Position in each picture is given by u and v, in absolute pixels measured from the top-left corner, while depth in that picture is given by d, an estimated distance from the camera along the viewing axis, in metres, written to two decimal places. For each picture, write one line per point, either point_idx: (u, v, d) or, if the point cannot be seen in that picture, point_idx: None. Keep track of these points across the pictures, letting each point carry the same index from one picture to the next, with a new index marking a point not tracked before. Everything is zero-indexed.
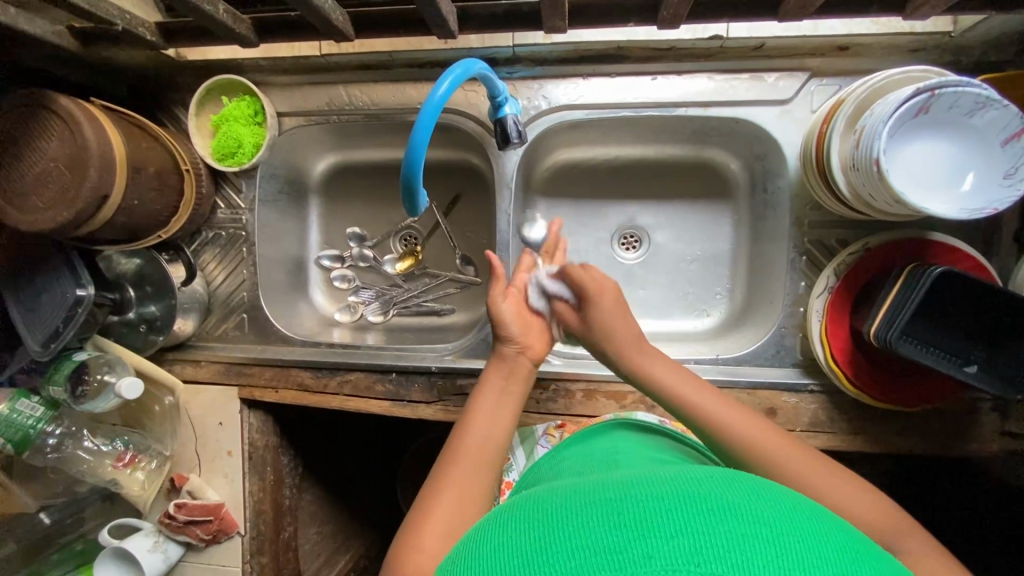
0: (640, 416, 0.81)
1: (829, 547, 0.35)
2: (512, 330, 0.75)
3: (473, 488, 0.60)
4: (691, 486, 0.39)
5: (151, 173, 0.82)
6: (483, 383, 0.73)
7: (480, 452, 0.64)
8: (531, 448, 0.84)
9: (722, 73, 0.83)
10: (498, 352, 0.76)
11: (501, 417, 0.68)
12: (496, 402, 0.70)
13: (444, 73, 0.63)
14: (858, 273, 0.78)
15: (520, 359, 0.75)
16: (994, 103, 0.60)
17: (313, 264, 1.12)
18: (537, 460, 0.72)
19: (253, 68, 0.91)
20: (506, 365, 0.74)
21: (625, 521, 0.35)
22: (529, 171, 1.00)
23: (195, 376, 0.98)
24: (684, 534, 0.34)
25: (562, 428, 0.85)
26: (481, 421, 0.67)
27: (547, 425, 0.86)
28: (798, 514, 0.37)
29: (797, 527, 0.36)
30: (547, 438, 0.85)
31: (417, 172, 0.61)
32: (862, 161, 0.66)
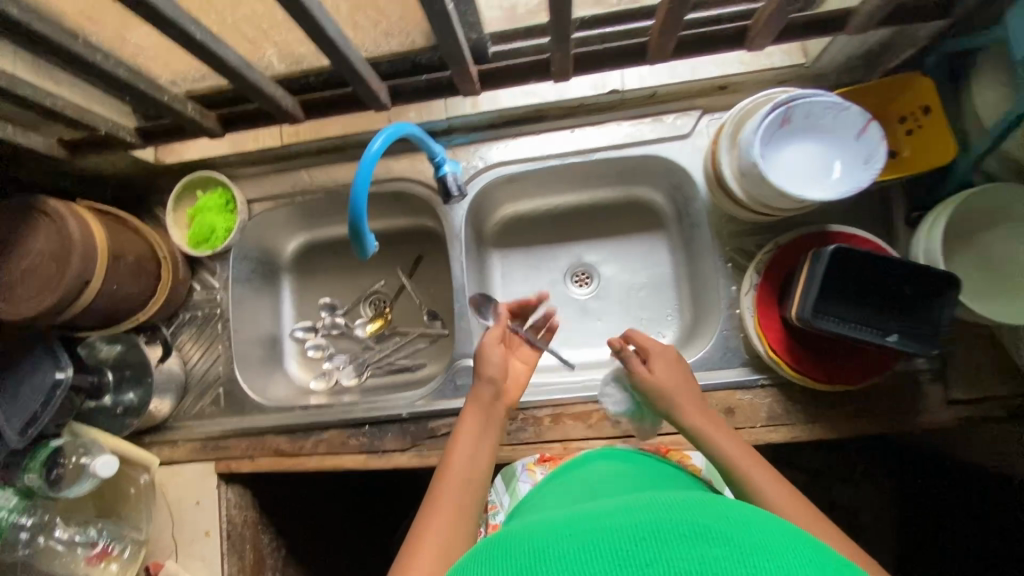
0: (617, 444, 0.83)
1: (796, 559, 0.38)
2: (488, 377, 0.80)
3: (449, 541, 0.61)
4: (669, 513, 0.43)
5: (130, 260, 0.90)
6: (460, 425, 0.76)
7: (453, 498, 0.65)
8: (513, 486, 0.84)
9: (629, 119, 0.97)
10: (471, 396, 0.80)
11: (474, 464, 0.70)
12: (475, 442, 0.73)
13: (377, 133, 0.73)
14: (775, 268, 0.86)
15: (491, 402, 0.79)
16: (839, 106, 0.72)
17: (288, 337, 1.18)
18: (524, 501, 0.73)
19: (224, 164, 1.04)
20: (477, 411, 0.77)
21: (605, 549, 0.40)
22: (479, 225, 1.11)
23: (172, 457, 0.99)
24: (659, 558, 0.38)
25: (542, 463, 0.85)
26: (454, 471, 0.69)
27: (527, 461, 0.86)
28: (770, 535, 0.41)
29: (770, 545, 0.39)
30: (527, 473, 0.84)
31: (362, 217, 0.70)
32: (747, 166, 0.77)
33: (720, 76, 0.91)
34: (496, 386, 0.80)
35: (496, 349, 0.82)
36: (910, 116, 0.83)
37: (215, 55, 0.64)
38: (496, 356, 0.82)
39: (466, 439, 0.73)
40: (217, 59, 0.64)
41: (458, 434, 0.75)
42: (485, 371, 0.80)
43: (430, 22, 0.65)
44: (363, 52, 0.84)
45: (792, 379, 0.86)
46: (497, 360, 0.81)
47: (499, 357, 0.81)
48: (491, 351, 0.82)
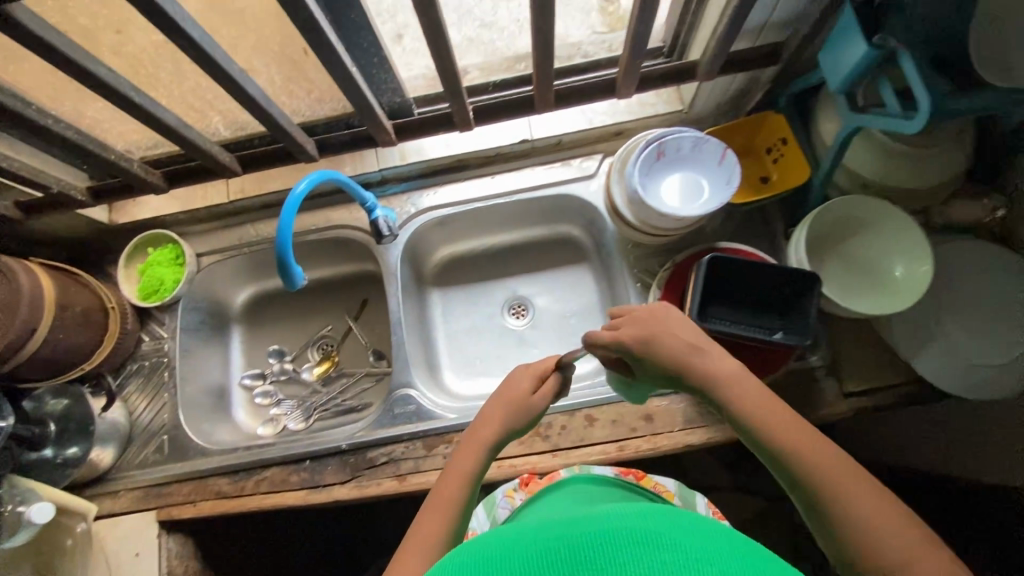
0: (592, 467, 0.89)
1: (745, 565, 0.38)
2: (500, 422, 0.72)
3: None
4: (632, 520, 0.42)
5: (77, 311, 0.95)
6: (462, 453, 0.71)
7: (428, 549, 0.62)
8: (493, 513, 0.88)
9: (541, 164, 1.10)
10: (473, 434, 0.73)
11: (457, 511, 0.66)
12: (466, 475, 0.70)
13: (301, 179, 0.83)
14: (675, 282, 0.96)
15: (489, 447, 0.72)
16: (699, 139, 0.85)
17: (236, 386, 1.21)
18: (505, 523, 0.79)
19: (175, 222, 1.12)
20: (479, 452, 0.71)
21: (562, 561, 0.40)
22: (417, 267, 1.20)
23: (113, 508, 0.99)
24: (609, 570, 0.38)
25: (521, 488, 0.89)
26: (433, 521, 0.65)
27: (507, 486, 0.90)
28: (727, 543, 0.41)
29: (721, 552, 0.39)
30: (506, 498, 0.89)
31: (288, 251, 0.78)
32: (632, 193, 0.88)
33: (613, 124, 1.05)
34: (505, 432, 0.72)
35: (530, 399, 0.73)
36: (773, 147, 0.97)
37: (153, 117, 0.75)
38: (524, 403, 0.73)
39: (455, 485, 0.68)
40: (155, 118, 0.75)
41: (450, 477, 0.70)
42: (504, 417, 0.72)
43: (340, 83, 0.77)
44: (299, 117, 0.97)
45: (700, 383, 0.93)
46: (529, 410, 0.73)
47: (533, 409, 0.73)
48: (528, 399, 0.73)
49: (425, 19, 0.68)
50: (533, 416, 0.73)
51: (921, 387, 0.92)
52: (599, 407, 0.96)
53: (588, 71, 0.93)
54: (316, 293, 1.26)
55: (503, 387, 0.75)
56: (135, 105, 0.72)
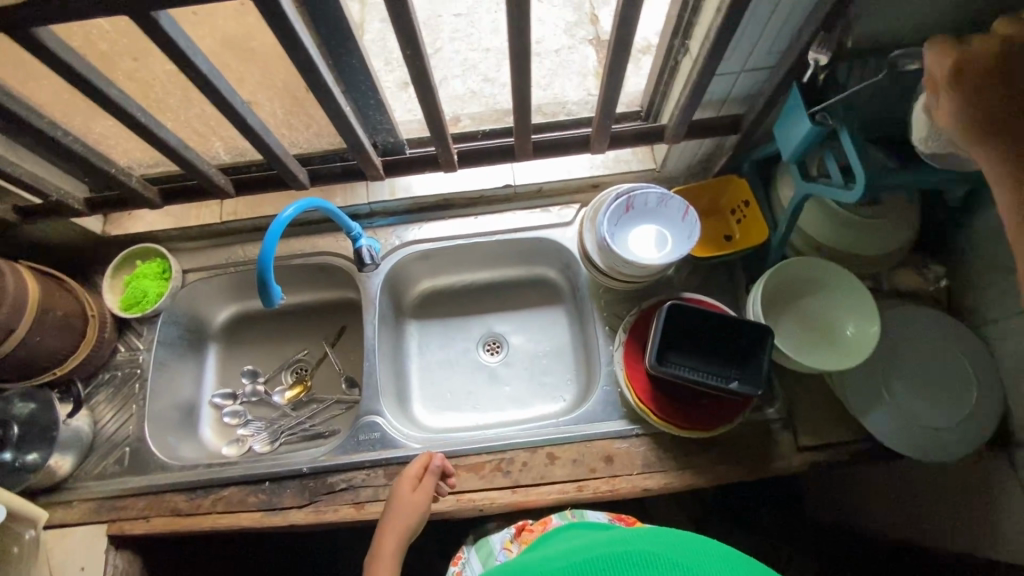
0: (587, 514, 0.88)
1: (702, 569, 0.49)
2: (400, 524, 0.85)
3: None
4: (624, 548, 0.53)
5: (58, 315, 0.97)
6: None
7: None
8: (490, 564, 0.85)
9: (522, 209, 1.17)
10: (384, 538, 0.84)
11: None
12: None
13: (292, 205, 0.88)
14: (641, 329, 1.00)
15: (400, 548, 0.83)
16: (664, 195, 0.92)
17: (206, 404, 1.21)
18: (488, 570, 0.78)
19: (166, 238, 1.16)
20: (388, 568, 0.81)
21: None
22: (396, 298, 1.24)
23: (64, 519, 0.98)
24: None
25: (518, 538, 0.87)
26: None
27: (505, 537, 0.88)
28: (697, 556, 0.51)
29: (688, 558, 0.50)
30: (505, 551, 0.86)
31: (268, 272, 0.81)
32: (602, 240, 0.93)
33: (591, 176, 1.12)
34: (406, 532, 0.85)
35: (415, 498, 0.88)
36: (737, 208, 1.04)
37: (157, 136, 0.80)
38: (411, 503, 0.87)
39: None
40: (157, 137, 0.80)
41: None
42: (398, 520, 0.86)
43: (333, 119, 0.83)
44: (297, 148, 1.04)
45: (660, 427, 0.95)
46: (415, 506, 0.87)
47: (419, 505, 0.87)
48: (409, 500, 0.88)
49: (414, 69, 0.75)
50: (422, 512, 0.87)
51: (872, 445, 0.95)
52: (561, 446, 0.98)
53: (569, 127, 1.01)
54: (297, 317, 1.29)
55: (392, 498, 0.89)
56: (140, 124, 0.77)
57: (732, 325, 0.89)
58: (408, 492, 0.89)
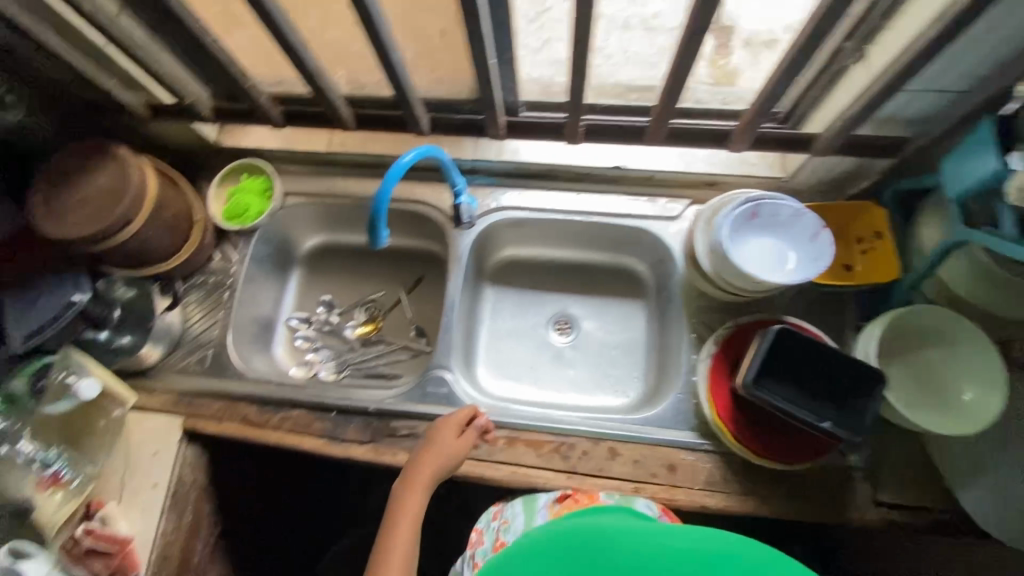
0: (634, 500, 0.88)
1: None
2: (436, 461, 0.86)
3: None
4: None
5: (171, 215, 1.01)
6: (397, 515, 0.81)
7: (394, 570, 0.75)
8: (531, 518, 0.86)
9: (627, 194, 1.11)
10: (419, 471, 0.85)
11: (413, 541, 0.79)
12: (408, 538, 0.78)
13: (411, 150, 0.85)
14: (732, 344, 0.95)
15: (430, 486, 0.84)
16: (798, 210, 0.86)
17: (282, 324, 1.26)
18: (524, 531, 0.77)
19: (273, 157, 1.18)
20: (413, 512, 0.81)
21: None
22: (479, 260, 1.23)
23: (146, 404, 1.04)
24: None
25: (563, 501, 0.89)
26: (396, 555, 0.76)
27: (549, 497, 0.89)
28: None
29: None
30: (547, 509, 0.88)
31: (381, 215, 0.81)
32: (717, 246, 0.88)
33: (708, 173, 1.07)
34: (439, 473, 0.86)
35: (455, 446, 0.88)
36: (865, 239, 0.96)
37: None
38: (450, 449, 0.88)
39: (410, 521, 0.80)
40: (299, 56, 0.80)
41: (404, 513, 0.80)
42: (434, 461, 0.86)
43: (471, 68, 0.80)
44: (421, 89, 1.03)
45: (733, 449, 0.92)
46: (453, 451, 0.88)
47: (457, 452, 0.88)
48: (446, 448, 0.88)
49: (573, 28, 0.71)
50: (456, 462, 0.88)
51: (959, 519, 0.88)
52: (624, 443, 0.95)
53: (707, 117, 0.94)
54: (377, 258, 1.31)
55: (429, 439, 0.89)
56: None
57: (842, 361, 0.82)
58: (446, 440, 0.89)
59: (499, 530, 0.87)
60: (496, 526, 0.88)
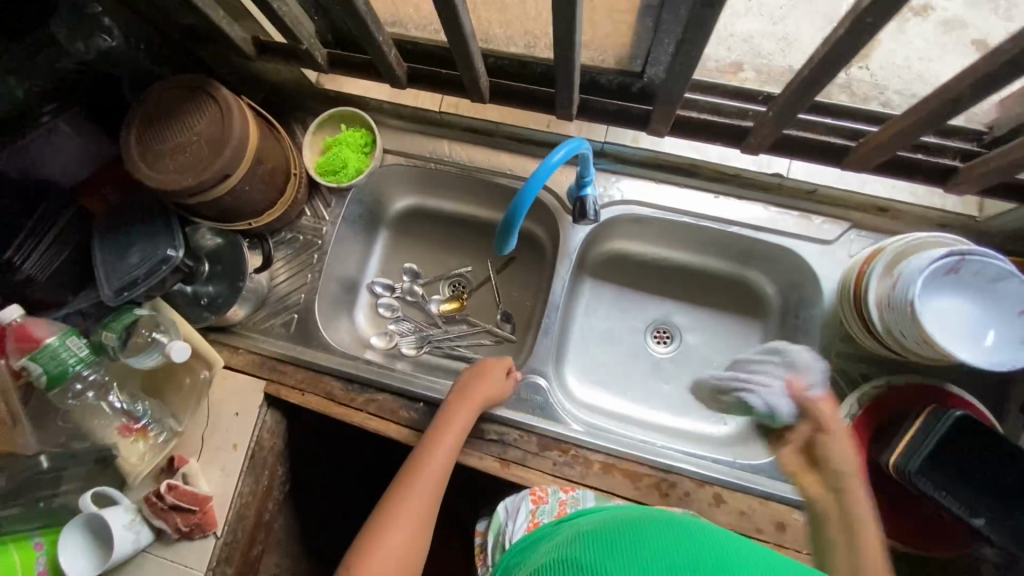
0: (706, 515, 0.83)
1: None
2: (478, 401, 0.86)
3: (412, 537, 0.71)
4: None
5: (266, 168, 0.92)
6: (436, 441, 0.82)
7: (431, 481, 0.77)
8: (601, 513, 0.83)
9: (776, 206, 0.96)
10: (461, 404, 0.85)
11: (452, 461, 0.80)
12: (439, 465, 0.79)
13: (561, 144, 0.72)
14: (879, 407, 0.84)
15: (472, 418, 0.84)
16: (1015, 278, 0.71)
17: (365, 287, 1.19)
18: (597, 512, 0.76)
19: (376, 108, 1.05)
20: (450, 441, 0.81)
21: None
22: (584, 251, 1.11)
23: (229, 362, 1.01)
24: None
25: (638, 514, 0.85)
26: (431, 472, 0.78)
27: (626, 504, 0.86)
28: None
29: None
30: None
31: (516, 221, 0.71)
32: (898, 301, 0.75)
33: (884, 198, 0.90)
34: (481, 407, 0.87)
35: (497, 386, 0.89)
36: None
37: (446, 4, 0.66)
38: (490, 388, 0.88)
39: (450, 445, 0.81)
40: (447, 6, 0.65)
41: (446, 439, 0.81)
42: (475, 397, 0.86)
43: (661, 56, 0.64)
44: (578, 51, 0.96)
45: None
46: (493, 390, 0.88)
47: (497, 391, 0.89)
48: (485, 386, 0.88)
49: None
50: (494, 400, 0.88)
51: None
52: (731, 490, 0.87)
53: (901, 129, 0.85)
54: (470, 229, 1.19)
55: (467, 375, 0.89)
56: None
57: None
58: (488, 374, 0.89)
59: (566, 502, 0.84)
60: (564, 499, 0.84)
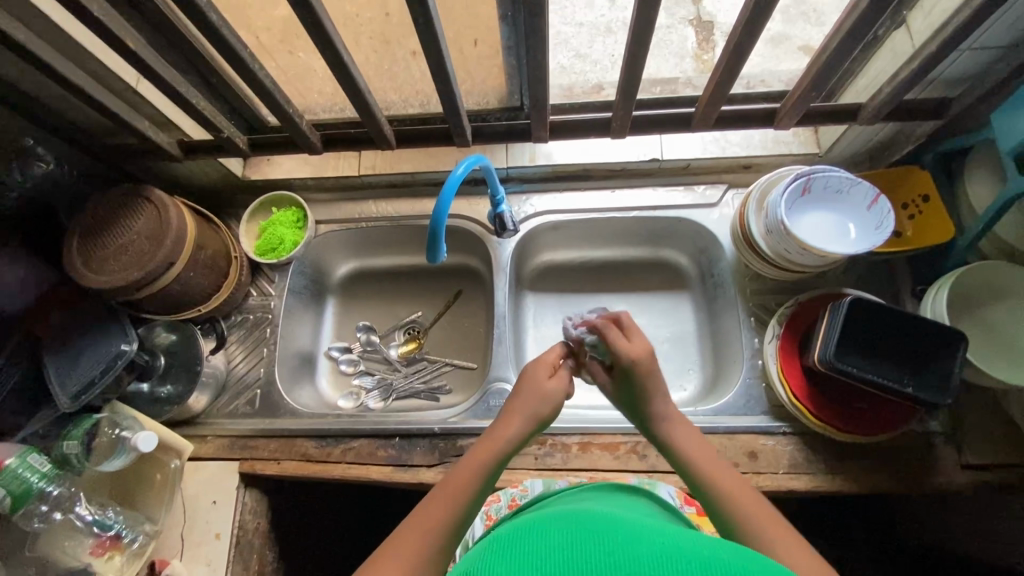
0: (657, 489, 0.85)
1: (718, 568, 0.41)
2: (529, 411, 0.70)
3: None
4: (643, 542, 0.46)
5: (207, 253, 0.98)
6: (462, 461, 0.66)
7: (453, 503, 0.61)
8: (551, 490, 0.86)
9: (664, 186, 1.11)
10: (490, 435, 0.69)
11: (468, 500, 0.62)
12: (461, 493, 0.62)
13: (460, 162, 0.88)
14: (795, 321, 0.95)
15: (495, 459, 0.66)
16: (852, 181, 0.85)
17: (322, 355, 1.22)
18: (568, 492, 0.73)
19: (301, 186, 1.16)
20: (481, 466, 0.65)
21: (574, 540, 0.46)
22: (519, 267, 1.18)
23: (198, 453, 1.00)
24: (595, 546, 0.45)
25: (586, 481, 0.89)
26: (457, 482, 0.63)
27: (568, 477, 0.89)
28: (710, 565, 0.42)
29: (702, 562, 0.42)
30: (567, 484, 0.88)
31: (440, 229, 0.83)
32: (773, 224, 0.89)
33: (746, 157, 1.06)
34: (528, 421, 0.70)
35: (549, 385, 0.73)
36: (912, 202, 0.94)
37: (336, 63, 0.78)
38: (543, 392, 0.72)
39: (468, 471, 0.64)
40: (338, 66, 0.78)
41: (468, 462, 0.66)
42: (525, 405, 0.71)
43: (531, 70, 0.77)
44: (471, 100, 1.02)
45: (808, 425, 0.91)
46: (548, 404, 0.72)
47: (554, 393, 0.72)
48: (547, 390, 0.72)
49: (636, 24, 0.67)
50: (540, 418, 0.71)
51: None
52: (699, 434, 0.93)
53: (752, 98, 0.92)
54: (411, 277, 1.27)
55: (527, 375, 0.75)
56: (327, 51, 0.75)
57: (918, 326, 0.81)
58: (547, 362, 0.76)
59: (518, 496, 0.86)
60: (515, 493, 0.87)
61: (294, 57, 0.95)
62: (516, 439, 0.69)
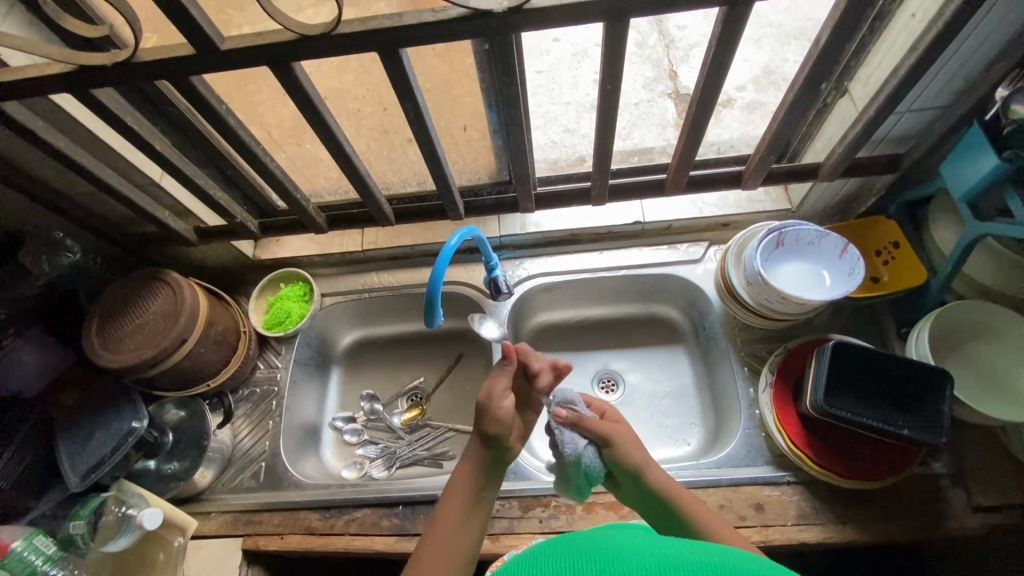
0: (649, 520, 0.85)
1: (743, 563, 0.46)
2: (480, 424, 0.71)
3: None
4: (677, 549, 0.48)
5: (218, 329, 1.03)
6: (454, 485, 0.70)
7: (450, 523, 0.66)
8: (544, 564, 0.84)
9: (649, 246, 1.17)
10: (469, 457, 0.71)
11: (467, 523, 0.66)
12: (458, 515, 0.66)
13: (454, 234, 0.94)
14: (786, 369, 0.98)
15: (476, 473, 0.69)
16: (822, 233, 0.91)
17: (327, 426, 1.23)
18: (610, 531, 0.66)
19: (308, 263, 1.24)
20: (465, 485, 0.69)
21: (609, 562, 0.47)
22: (516, 330, 1.21)
23: (202, 530, 1.00)
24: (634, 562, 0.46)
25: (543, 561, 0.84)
26: (452, 504, 0.67)
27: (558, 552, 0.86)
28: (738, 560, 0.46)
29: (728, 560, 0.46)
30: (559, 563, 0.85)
31: (436, 294, 0.88)
32: (752, 276, 0.93)
33: (724, 216, 1.13)
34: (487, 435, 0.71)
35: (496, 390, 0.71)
36: (884, 250, 0.99)
37: None
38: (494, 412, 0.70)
39: (457, 496, 0.68)
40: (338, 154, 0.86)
41: (452, 494, 0.68)
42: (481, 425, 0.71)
43: (513, 149, 0.84)
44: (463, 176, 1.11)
45: (813, 474, 0.90)
46: (502, 422, 0.70)
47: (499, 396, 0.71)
48: (496, 410, 0.70)
49: (603, 107, 0.75)
50: (498, 439, 0.70)
51: None
52: (704, 488, 0.93)
53: (720, 161, 1.00)
54: (413, 343, 1.30)
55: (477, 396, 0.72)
56: None
57: (905, 366, 0.83)
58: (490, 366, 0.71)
59: None
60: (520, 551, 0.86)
61: (302, 148, 1.06)
62: (494, 459, 0.71)
